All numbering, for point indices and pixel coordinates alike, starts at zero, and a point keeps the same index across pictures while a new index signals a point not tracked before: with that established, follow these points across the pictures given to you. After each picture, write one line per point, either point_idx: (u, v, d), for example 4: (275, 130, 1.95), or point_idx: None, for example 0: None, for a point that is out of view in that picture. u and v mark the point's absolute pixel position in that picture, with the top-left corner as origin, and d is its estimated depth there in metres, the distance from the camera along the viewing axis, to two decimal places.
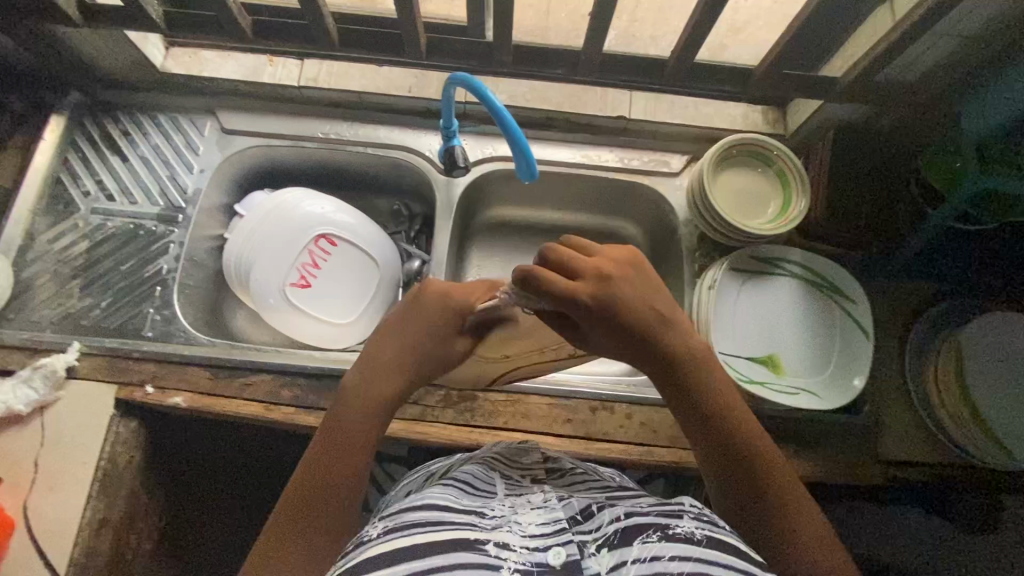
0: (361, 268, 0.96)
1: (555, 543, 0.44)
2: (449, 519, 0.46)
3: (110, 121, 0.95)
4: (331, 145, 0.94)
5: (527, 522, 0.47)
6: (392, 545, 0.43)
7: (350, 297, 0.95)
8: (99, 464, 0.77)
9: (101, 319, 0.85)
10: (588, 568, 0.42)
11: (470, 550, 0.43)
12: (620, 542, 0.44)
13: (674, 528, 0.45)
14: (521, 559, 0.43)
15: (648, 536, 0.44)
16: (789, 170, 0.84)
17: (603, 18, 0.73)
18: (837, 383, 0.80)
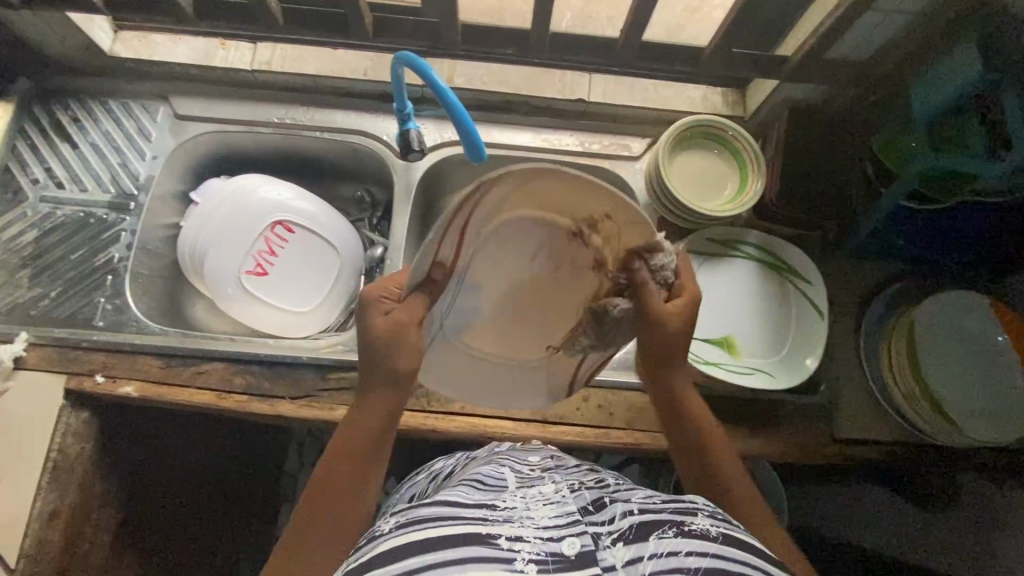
0: (320, 255, 0.95)
1: (569, 534, 0.45)
2: (462, 513, 0.46)
3: (59, 107, 0.93)
4: (287, 130, 0.93)
5: (539, 516, 0.48)
6: (406, 537, 0.44)
7: (310, 285, 0.94)
8: (49, 455, 0.76)
9: (50, 309, 0.83)
10: (604, 560, 0.43)
11: (483, 544, 0.43)
12: (636, 536, 0.45)
13: (690, 525, 0.46)
14: (535, 548, 0.43)
15: (664, 532, 0.45)
16: (744, 152, 0.84)
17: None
18: (790, 363, 0.80)
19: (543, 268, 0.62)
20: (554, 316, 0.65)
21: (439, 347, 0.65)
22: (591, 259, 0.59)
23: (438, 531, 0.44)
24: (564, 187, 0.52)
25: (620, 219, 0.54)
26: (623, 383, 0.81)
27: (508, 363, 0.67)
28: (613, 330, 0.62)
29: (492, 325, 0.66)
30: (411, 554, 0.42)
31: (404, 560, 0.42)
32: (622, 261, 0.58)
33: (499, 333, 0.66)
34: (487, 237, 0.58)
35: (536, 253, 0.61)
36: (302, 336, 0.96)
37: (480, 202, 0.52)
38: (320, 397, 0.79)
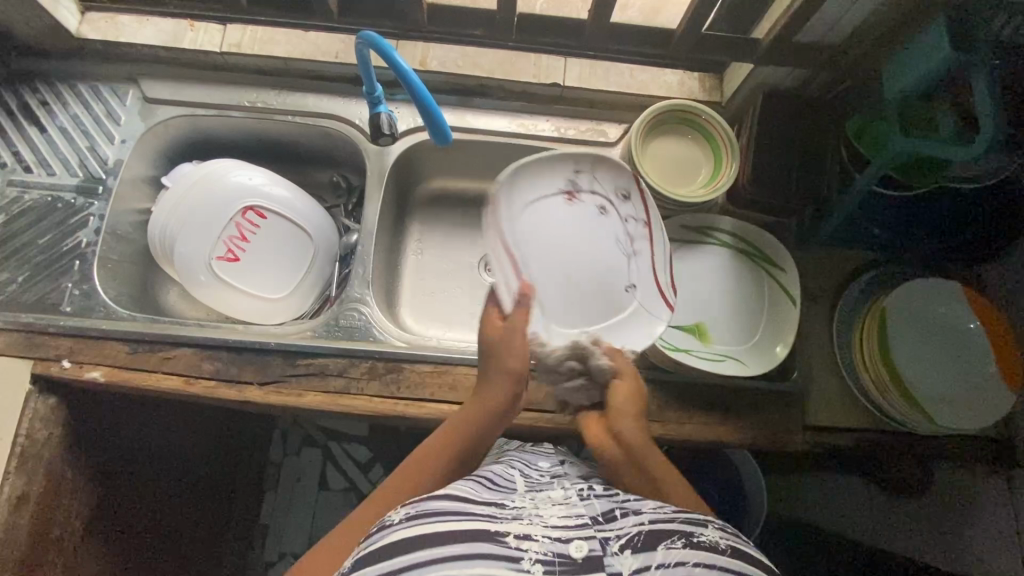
0: (293, 241, 0.94)
1: (577, 536, 0.46)
2: (473, 510, 0.48)
3: (27, 90, 0.92)
4: (259, 115, 0.91)
5: (548, 515, 0.49)
6: (417, 531, 0.45)
7: (283, 271, 0.94)
8: (16, 441, 0.76)
9: (17, 295, 0.82)
10: (611, 565, 0.44)
11: (492, 543, 0.44)
12: (644, 544, 0.46)
13: (698, 536, 0.48)
14: (544, 549, 0.44)
15: (673, 543, 0.46)
16: (717, 135, 0.83)
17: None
18: (761, 350, 0.80)
19: (578, 244, 0.69)
20: (626, 266, 0.70)
21: (547, 334, 0.66)
22: (590, 209, 0.70)
23: (450, 527, 0.45)
24: (537, 171, 0.67)
25: (585, 165, 0.69)
26: None
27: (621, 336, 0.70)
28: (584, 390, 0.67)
29: (591, 311, 0.69)
30: (422, 549, 0.44)
31: (416, 553, 0.43)
32: (610, 192, 0.70)
33: (579, 307, 0.69)
34: (521, 243, 0.65)
35: (564, 238, 0.68)
36: (275, 322, 0.95)
37: (497, 202, 0.64)
38: (289, 383, 0.78)
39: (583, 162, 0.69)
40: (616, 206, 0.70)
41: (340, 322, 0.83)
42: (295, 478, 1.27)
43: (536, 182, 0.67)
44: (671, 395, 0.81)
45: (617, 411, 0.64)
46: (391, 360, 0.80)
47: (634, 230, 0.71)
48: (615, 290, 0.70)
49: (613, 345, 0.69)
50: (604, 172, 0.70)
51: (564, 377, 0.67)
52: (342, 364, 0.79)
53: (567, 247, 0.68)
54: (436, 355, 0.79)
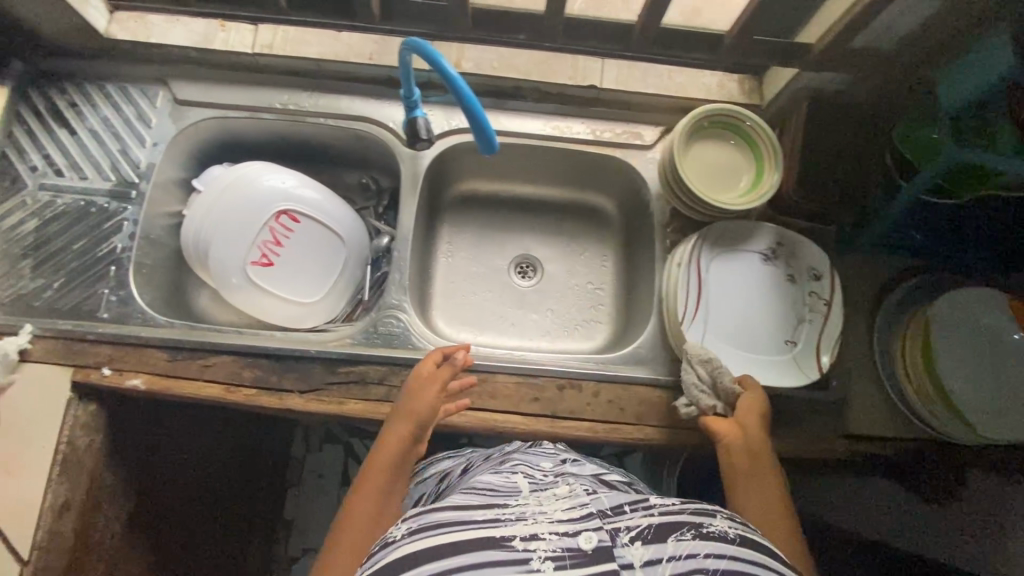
0: (326, 246, 0.93)
1: (585, 529, 0.46)
2: (475, 514, 0.48)
3: (56, 91, 0.90)
4: (291, 117, 0.90)
5: (553, 511, 0.49)
6: (421, 544, 0.45)
7: (316, 276, 0.93)
8: (60, 448, 0.75)
9: (54, 301, 0.82)
10: (623, 558, 0.45)
11: (499, 548, 0.44)
12: (654, 536, 0.46)
13: (708, 526, 0.47)
14: (552, 547, 0.45)
15: (682, 534, 0.46)
16: (761, 142, 0.81)
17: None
18: (802, 362, 0.79)
19: (757, 299, 0.82)
20: (794, 329, 0.80)
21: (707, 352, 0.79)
22: (780, 278, 0.82)
23: (453, 537, 0.45)
24: (744, 236, 0.82)
25: (784, 241, 0.82)
26: (630, 378, 0.81)
27: (770, 378, 0.79)
28: (697, 391, 0.75)
29: (747, 350, 0.80)
30: (428, 561, 0.43)
31: (422, 567, 0.43)
32: (801, 267, 0.82)
33: (745, 346, 0.81)
34: (712, 282, 0.81)
35: (746, 291, 0.82)
36: (308, 326, 0.95)
37: (702, 253, 0.81)
38: (329, 391, 0.78)
39: (786, 238, 0.82)
40: (804, 280, 0.81)
41: (379, 329, 0.82)
42: (317, 475, 1.27)
43: (743, 246, 0.82)
44: None
45: (746, 412, 0.73)
46: None
47: (815, 303, 0.80)
48: (777, 341, 0.81)
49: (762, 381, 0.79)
50: (801, 252, 0.82)
51: (691, 378, 0.76)
52: (383, 372, 0.79)
53: (752, 301, 0.82)
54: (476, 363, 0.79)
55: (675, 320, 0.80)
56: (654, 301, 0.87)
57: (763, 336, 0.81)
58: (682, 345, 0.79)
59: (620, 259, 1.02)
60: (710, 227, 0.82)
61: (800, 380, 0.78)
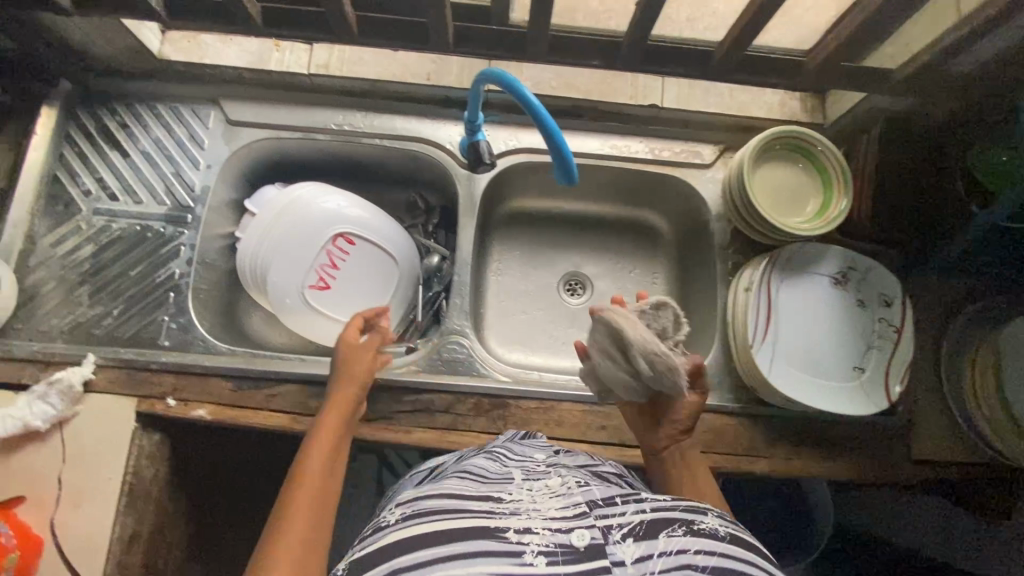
0: (380, 268, 0.92)
1: (578, 526, 0.45)
2: (472, 507, 0.48)
3: (105, 112, 0.88)
4: (345, 137, 0.89)
5: (546, 508, 0.48)
6: (416, 530, 0.45)
7: (371, 299, 0.92)
8: (125, 478, 0.74)
9: (113, 329, 0.81)
10: (613, 555, 0.44)
11: (493, 538, 0.44)
12: (645, 533, 0.45)
13: (698, 523, 0.47)
14: (546, 541, 0.44)
15: (674, 530, 0.46)
16: (831, 167, 0.80)
17: (656, 13, 0.67)
18: (872, 390, 0.78)
19: (825, 325, 0.81)
20: (864, 356, 0.80)
21: (778, 380, 0.77)
22: (850, 302, 0.81)
23: (451, 526, 0.45)
24: (814, 262, 0.82)
25: (856, 267, 0.82)
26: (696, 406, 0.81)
27: (841, 408, 0.77)
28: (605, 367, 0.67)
29: (816, 376, 0.79)
30: (425, 547, 0.43)
31: (418, 553, 0.43)
32: (873, 294, 0.81)
33: (815, 372, 0.79)
34: (783, 304, 0.80)
35: (815, 315, 0.81)
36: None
37: (772, 275, 0.81)
38: (396, 420, 0.78)
39: (859, 262, 0.81)
40: (874, 306, 0.81)
41: (443, 355, 0.82)
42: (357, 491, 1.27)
43: (813, 270, 0.82)
44: (776, 430, 0.80)
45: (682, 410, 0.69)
46: (497, 397, 0.79)
47: (884, 330, 0.80)
48: (845, 367, 0.79)
49: (836, 411, 0.77)
50: (872, 277, 0.81)
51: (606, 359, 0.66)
52: (448, 400, 0.78)
53: (822, 326, 0.81)
54: (541, 390, 0.78)
55: (745, 341, 0.78)
56: (717, 324, 0.86)
57: (833, 363, 0.79)
58: (751, 371, 0.78)
59: (672, 278, 1.00)
60: (782, 247, 0.81)
61: (871, 410, 0.77)
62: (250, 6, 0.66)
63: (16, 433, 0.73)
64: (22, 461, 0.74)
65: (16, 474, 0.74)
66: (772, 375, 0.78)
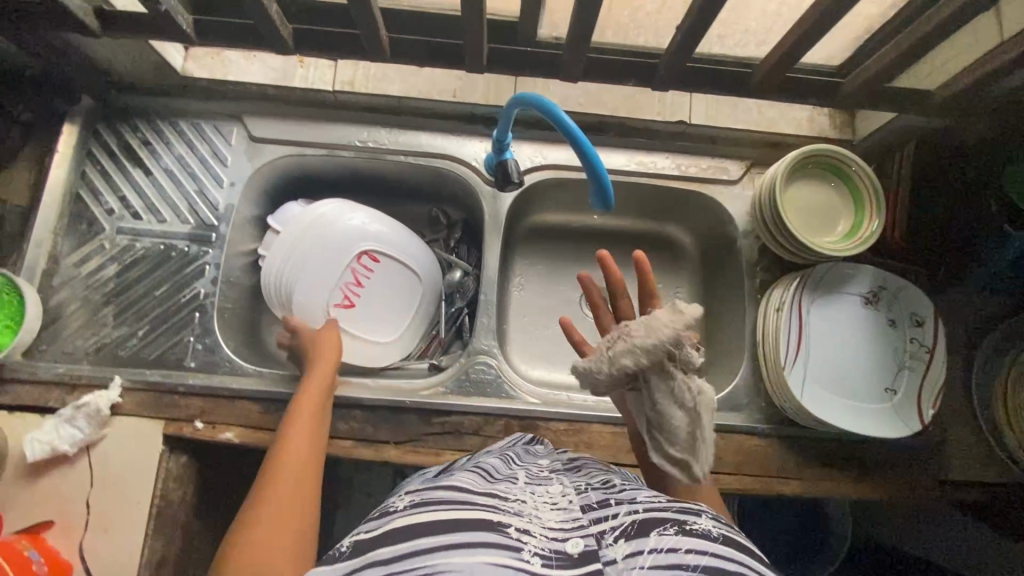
0: (404, 284, 0.91)
1: (574, 536, 0.44)
2: (474, 501, 0.47)
3: (127, 129, 0.87)
4: (370, 154, 0.88)
5: (546, 517, 0.47)
6: (418, 518, 0.44)
7: (395, 317, 0.91)
8: (153, 502, 0.74)
9: (139, 351, 0.80)
10: (605, 555, 0.42)
11: (492, 531, 0.43)
12: (637, 531, 0.43)
13: (692, 524, 0.44)
14: (542, 545, 0.42)
15: (665, 529, 0.43)
16: (864, 187, 0.79)
17: (693, 35, 0.66)
18: (903, 412, 0.78)
19: (855, 345, 0.80)
20: (895, 377, 0.79)
21: (810, 403, 0.77)
22: (881, 322, 0.81)
23: (452, 516, 0.44)
24: (844, 281, 0.81)
25: (888, 287, 0.81)
26: (725, 426, 0.80)
27: (872, 431, 0.77)
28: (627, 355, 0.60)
29: (846, 398, 0.78)
30: (426, 534, 0.42)
31: (418, 540, 0.42)
32: (903, 314, 0.80)
33: (845, 394, 0.78)
34: (813, 324, 0.80)
35: (844, 335, 0.80)
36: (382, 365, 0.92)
37: (803, 295, 0.80)
38: (425, 442, 0.77)
39: (890, 282, 0.81)
40: (906, 326, 0.80)
41: (470, 376, 0.81)
42: None
43: (844, 290, 0.81)
44: (806, 451, 0.80)
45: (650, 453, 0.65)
46: (527, 419, 0.78)
47: (916, 350, 0.79)
48: (876, 388, 0.79)
49: (868, 434, 0.76)
50: (904, 297, 0.81)
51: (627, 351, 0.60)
52: (477, 422, 0.78)
53: (852, 347, 0.80)
54: (572, 413, 0.78)
55: (776, 362, 0.78)
56: (745, 342, 0.85)
57: (863, 384, 0.79)
58: (782, 393, 0.78)
59: (697, 294, 0.98)
60: (813, 267, 0.81)
61: (903, 433, 0.77)
62: (283, 30, 0.66)
63: (44, 457, 0.73)
64: (50, 485, 0.74)
65: (44, 498, 0.73)
66: (802, 396, 0.77)
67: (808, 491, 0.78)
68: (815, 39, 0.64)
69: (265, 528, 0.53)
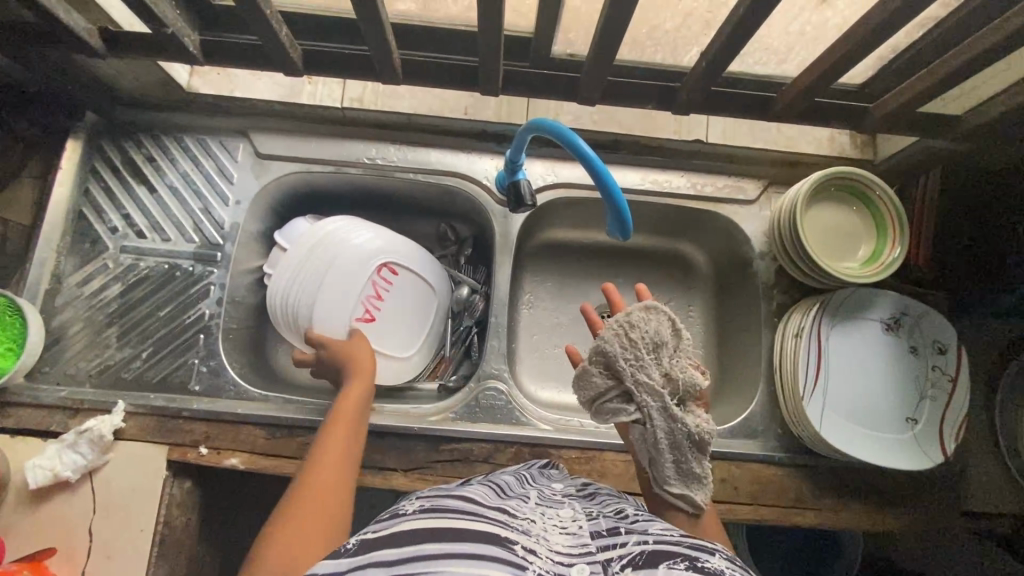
0: (419, 299, 0.89)
1: (580, 562, 0.43)
2: (483, 514, 0.47)
3: (131, 145, 0.85)
4: (378, 172, 0.86)
5: (554, 541, 0.46)
6: (428, 523, 0.44)
7: (413, 332, 0.89)
8: (157, 530, 0.72)
9: (142, 373, 0.79)
10: None
11: (499, 548, 0.42)
12: (646, 562, 0.41)
13: (704, 561, 0.42)
14: (546, 567, 0.41)
15: (676, 563, 0.41)
16: (888, 212, 0.77)
17: (717, 59, 0.64)
18: (925, 442, 0.76)
19: (876, 372, 0.78)
20: (917, 405, 0.77)
21: (828, 432, 0.75)
22: (903, 349, 0.78)
23: (462, 530, 0.43)
24: (865, 306, 0.79)
25: (910, 313, 0.79)
26: (742, 454, 0.78)
27: (892, 461, 0.75)
28: (630, 362, 0.59)
29: (864, 425, 0.76)
30: (432, 542, 0.41)
31: (424, 546, 0.41)
32: (925, 340, 0.78)
33: (864, 422, 0.76)
34: (834, 349, 0.78)
35: (865, 361, 0.78)
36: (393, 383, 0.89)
37: (822, 321, 0.78)
38: (433, 469, 0.75)
39: (913, 308, 0.78)
40: (928, 353, 0.78)
41: (480, 401, 0.79)
42: None
43: (864, 315, 0.79)
44: (824, 481, 0.78)
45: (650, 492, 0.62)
46: (538, 446, 0.77)
47: (938, 378, 0.77)
48: (898, 417, 0.77)
49: (888, 464, 0.74)
50: (927, 323, 0.78)
51: (630, 362, 0.59)
52: (487, 450, 0.76)
53: (872, 373, 0.78)
54: (584, 441, 0.76)
55: (794, 388, 0.76)
56: (761, 365, 0.83)
57: (884, 412, 0.77)
58: (801, 421, 0.76)
59: (711, 314, 0.96)
60: (836, 290, 0.79)
61: (923, 464, 0.75)
62: (293, 52, 0.65)
63: (46, 483, 0.72)
64: (52, 511, 0.72)
65: (46, 525, 0.72)
66: (817, 420, 0.75)
67: (825, 521, 0.76)
68: (846, 65, 0.62)
69: (290, 542, 0.51)
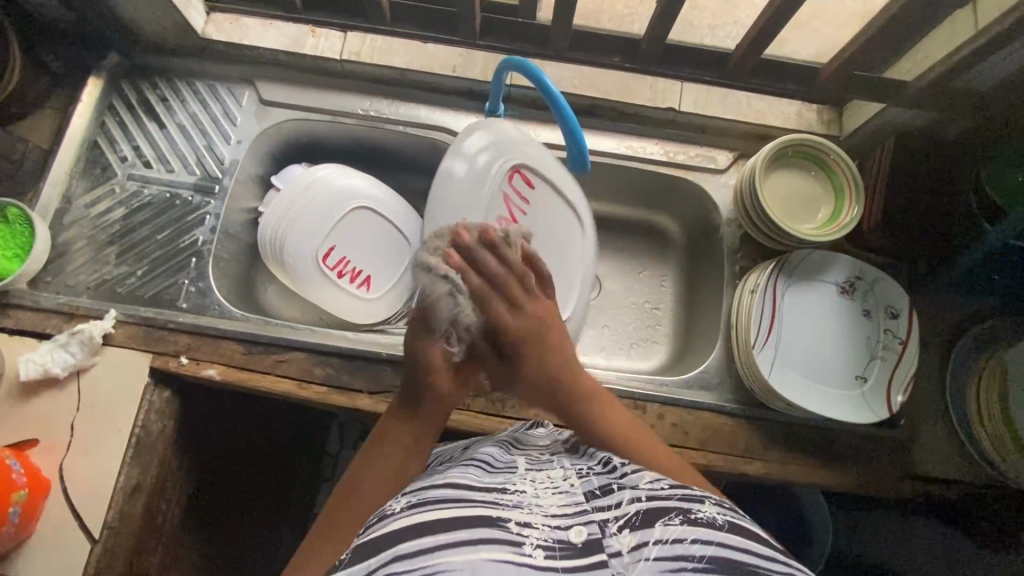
0: (558, 208, 0.80)
1: (577, 523, 0.43)
2: (471, 497, 0.45)
3: (146, 85, 0.93)
4: (370, 122, 0.92)
5: (548, 505, 0.46)
6: (417, 519, 0.43)
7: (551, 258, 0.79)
8: (133, 431, 0.77)
9: (136, 288, 0.84)
10: (610, 546, 0.41)
11: (491, 527, 0.41)
12: (643, 522, 0.42)
13: (696, 512, 0.43)
14: (544, 536, 0.41)
15: (670, 519, 0.42)
16: (843, 176, 0.81)
17: None
18: (874, 400, 0.78)
19: (830, 332, 0.81)
20: (869, 364, 0.80)
21: (783, 389, 0.77)
22: (856, 311, 0.82)
23: (451, 513, 0.43)
24: (821, 268, 0.82)
25: (863, 278, 0.82)
26: (695, 405, 0.81)
27: (844, 418, 0.77)
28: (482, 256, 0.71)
29: (820, 385, 0.79)
30: (428, 534, 0.41)
31: (421, 539, 0.40)
32: (878, 304, 0.81)
33: (820, 382, 0.79)
34: (791, 311, 0.81)
35: (820, 322, 0.81)
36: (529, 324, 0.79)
37: (779, 281, 0.81)
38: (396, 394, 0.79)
39: (867, 272, 0.82)
40: (881, 317, 0.81)
41: None
42: None
43: (820, 278, 0.82)
44: (773, 433, 0.80)
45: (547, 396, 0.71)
46: None
47: (889, 340, 0.80)
48: (848, 375, 0.80)
49: (837, 417, 0.77)
50: (881, 288, 0.81)
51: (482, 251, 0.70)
52: None
53: (828, 335, 0.81)
54: None
55: (747, 341, 0.79)
56: (721, 324, 0.87)
57: (835, 369, 0.80)
58: (753, 372, 0.78)
59: (680, 281, 1.00)
60: (796, 250, 0.82)
61: (871, 419, 0.77)
62: None
63: (36, 377, 0.77)
64: (40, 405, 0.77)
65: (32, 418, 0.77)
66: (773, 376, 0.78)
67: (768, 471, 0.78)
68: None
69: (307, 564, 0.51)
